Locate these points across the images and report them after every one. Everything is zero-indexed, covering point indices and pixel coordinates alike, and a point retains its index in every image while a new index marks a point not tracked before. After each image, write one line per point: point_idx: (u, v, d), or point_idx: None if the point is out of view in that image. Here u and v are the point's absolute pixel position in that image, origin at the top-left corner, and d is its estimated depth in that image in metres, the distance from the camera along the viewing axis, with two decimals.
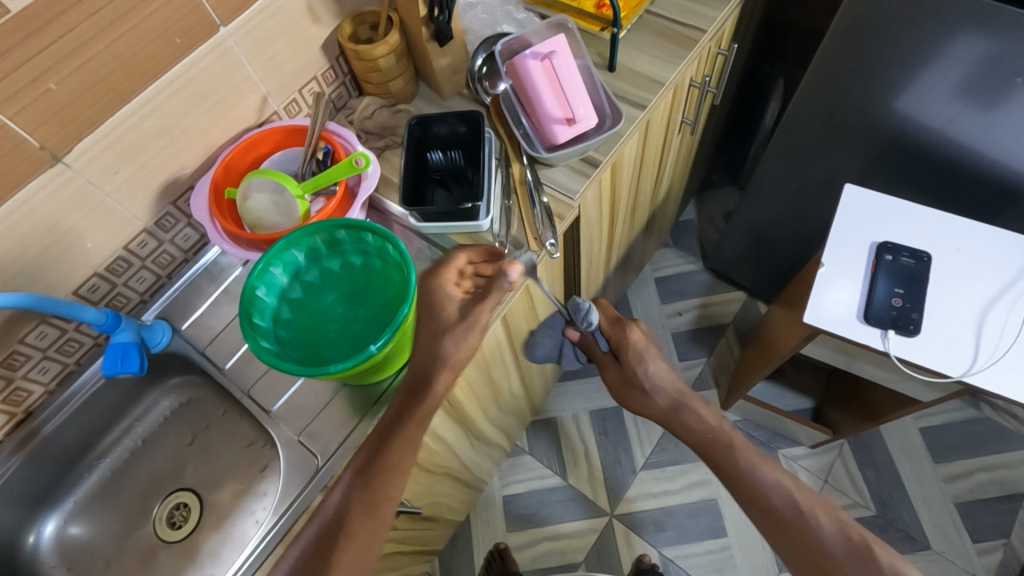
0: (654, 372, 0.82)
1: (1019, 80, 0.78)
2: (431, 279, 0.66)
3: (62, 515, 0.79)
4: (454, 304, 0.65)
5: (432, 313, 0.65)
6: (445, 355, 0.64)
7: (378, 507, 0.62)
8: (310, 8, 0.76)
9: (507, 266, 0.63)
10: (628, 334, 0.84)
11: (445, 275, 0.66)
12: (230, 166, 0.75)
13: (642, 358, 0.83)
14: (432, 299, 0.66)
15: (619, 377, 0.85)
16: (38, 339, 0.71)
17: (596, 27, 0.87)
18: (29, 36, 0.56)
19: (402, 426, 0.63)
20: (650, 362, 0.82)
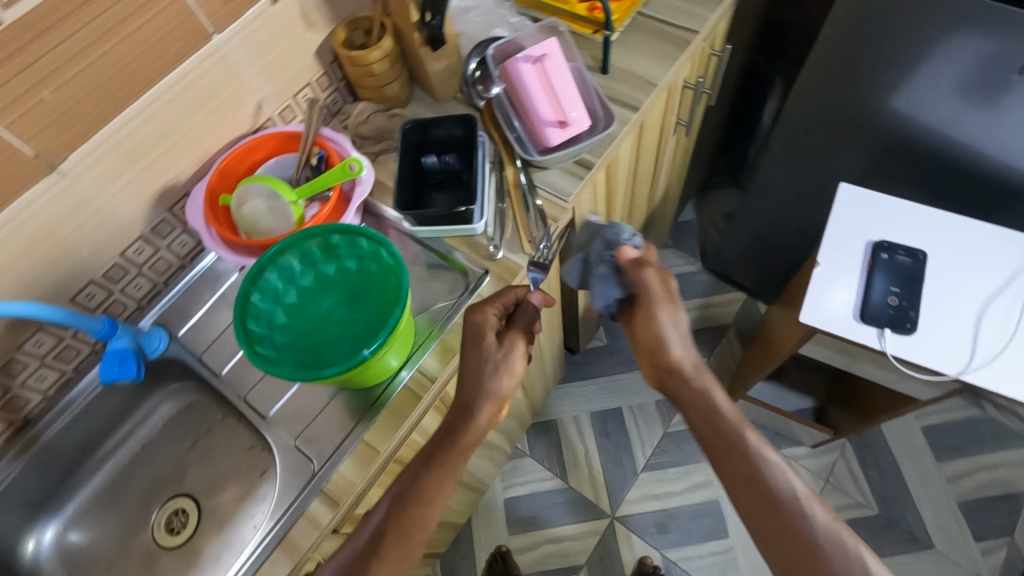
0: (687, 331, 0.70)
1: (1015, 77, 0.78)
2: (472, 313, 0.67)
3: (62, 521, 0.80)
4: (493, 337, 0.67)
5: (476, 347, 0.66)
6: (493, 388, 0.65)
7: (411, 533, 0.61)
8: (304, 13, 0.76)
9: (529, 295, 0.71)
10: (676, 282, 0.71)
11: (485, 307, 0.67)
12: (226, 172, 0.76)
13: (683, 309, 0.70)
14: (474, 332, 0.67)
15: (667, 318, 0.69)
16: (36, 346, 0.72)
17: (589, 30, 0.88)
18: (25, 45, 0.56)
19: (442, 454, 0.64)
20: (687, 312, 0.70)
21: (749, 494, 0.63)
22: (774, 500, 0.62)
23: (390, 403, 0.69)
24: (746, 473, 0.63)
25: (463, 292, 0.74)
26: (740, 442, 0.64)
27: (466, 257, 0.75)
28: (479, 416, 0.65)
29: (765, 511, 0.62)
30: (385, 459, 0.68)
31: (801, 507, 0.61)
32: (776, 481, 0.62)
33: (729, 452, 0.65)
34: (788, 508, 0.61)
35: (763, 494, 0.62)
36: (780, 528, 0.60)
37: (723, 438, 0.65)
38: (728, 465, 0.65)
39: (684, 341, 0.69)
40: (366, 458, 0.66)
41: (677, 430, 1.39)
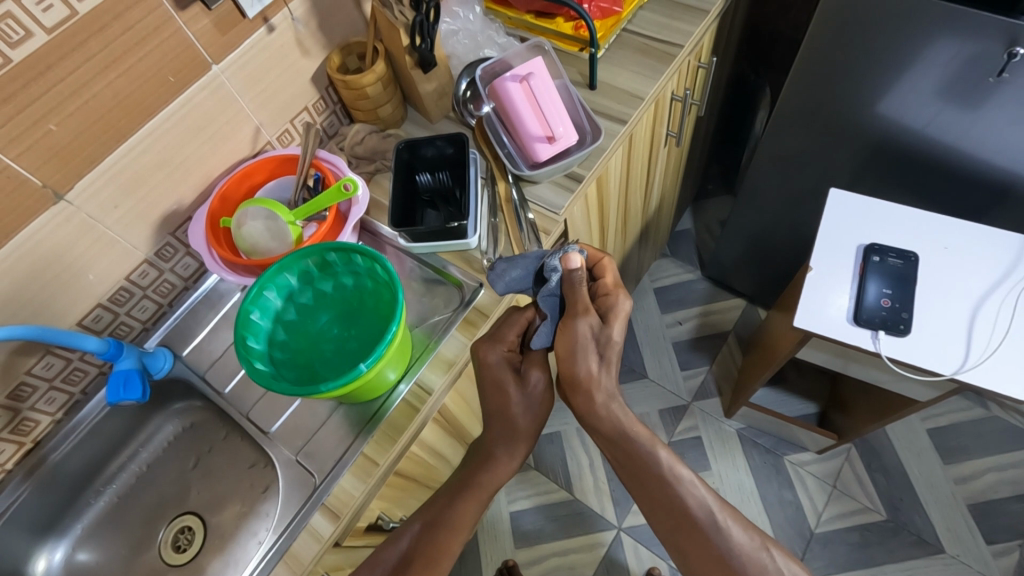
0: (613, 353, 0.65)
1: (993, 79, 0.80)
2: (489, 354, 0.66)
3: (71, 541, 0.81)
4: (516, 380, 0.68)
5: (502, 388, 0.68)
6: (523, 426, 0.69)
7: (440, 560, 0.65)
8: (299, 41, 0.79)
9: (537, 318, 0.70)
10: (621, 301, 0.66)
11: (499, 347, 0.67)
12: (226, 197, 0.78)
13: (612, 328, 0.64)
14: (494, 374, 0.67)
15: (588, 331, 0.63)
16: (45, 369, 0.74)
17: (575, 49, 0.91)
18: (30, 82, 0.59)
19: (469, 485, 0.68)
20: (617, 330, 0.64)
21: (666, 513, 0.67)
22: (690, 518, 0.66)
23: (388, 416, 0.70)
24: (662, 493, 0.67)
25: (459, 306, 0.76)
26: (654, 463, 0.66)
27: (461, 270, 0.77)
28: (516, 453, 0.69)
29: (684, 531, 0.66)
30: (383, 471, 0.69)
31: (716, 524, 0.66)
32: (690, 499, 0.66)
33: (643, 477, 0.67)
34: (705, 527, 0.65)
35: (681, 517, 0.66)
36: (699, 544, 0.65)
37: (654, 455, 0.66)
38: (642, 487, 0.68)
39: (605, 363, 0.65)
40: (365, 471, 0.67)
41: (681, 437, 1.39)
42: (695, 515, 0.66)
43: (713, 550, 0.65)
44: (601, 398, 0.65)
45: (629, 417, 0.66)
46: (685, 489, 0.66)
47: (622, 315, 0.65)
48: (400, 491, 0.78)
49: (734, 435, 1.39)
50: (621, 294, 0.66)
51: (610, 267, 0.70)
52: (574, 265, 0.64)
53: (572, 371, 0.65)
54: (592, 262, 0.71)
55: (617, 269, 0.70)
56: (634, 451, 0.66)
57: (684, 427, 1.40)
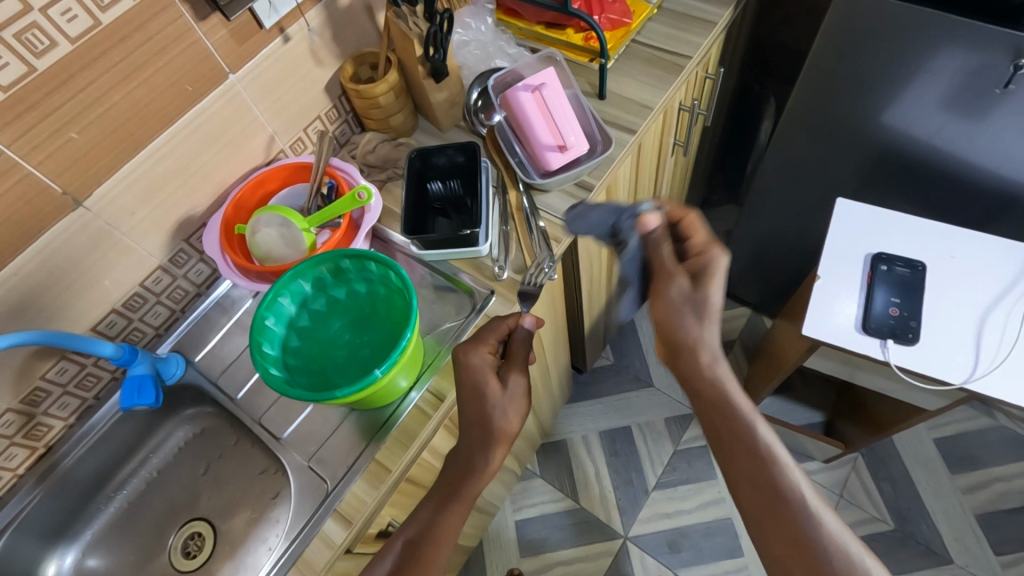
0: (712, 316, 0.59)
1: (999, 91, 0.81)
2: (469, 356, 0.67)
3: (80, 547, 0.81)
4: (494, 380, 0.66)
5: (479, 390, 0.66)
6: (501, 428, 0.65)
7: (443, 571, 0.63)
8: (313, 51, 0.80)
9: (523, 321, 0.71)
10: (716, 259, 0.61)
11: (480, 348, 0.67)
12: (240, 204, 0.79)
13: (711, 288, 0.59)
14: (475, 378, 0.66)
15: (680, 293, 0.60)
16: (58, 374, 0.74)
17: (585, 59, 0.92)
18: (55, 91, 0.60)
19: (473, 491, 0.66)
20: (714, 291, 0.59)
21: (753, 489, 0.55)
22: (780, 500, 0.54)
23: (400, 423, 0.70)
24: (753, 467, 0.55)
25: (470, 313, 0.76)
26: (750, 436, 0.56)
27: (472, 278, 0.78)
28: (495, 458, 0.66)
29: (771, 514, 0.54)
30: (396, 477, 0.69)
31: (812, 513, 0.53)
32: (785, 480, 0.54)
33: (735, 443, 0.57)
34: (797, 514, 0.53)
35: (769, 494, 0.54)
36: (785, 533, 0.53)
37: (733, 429, 0.57)
38: (730, 459, 0.57)
39: (699, 325, 0.59)
40: (377, 477, 0.67)
41: (687, 446, 1.39)
42: (788, 500, 0.54)
43: (803, 542, 0.52)
44: (708, 358, 0.59)
45: (734, 384, 0.59)
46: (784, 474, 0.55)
47: (717, 273, 0.60)
48: (410, 499, 0.78)
49: None
50: (715, 251, 0.61)
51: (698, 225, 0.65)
52: (651, 224, 0.65)
53: (674, 326, 0.60)
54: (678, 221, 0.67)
55: (704, 226, 0.65)
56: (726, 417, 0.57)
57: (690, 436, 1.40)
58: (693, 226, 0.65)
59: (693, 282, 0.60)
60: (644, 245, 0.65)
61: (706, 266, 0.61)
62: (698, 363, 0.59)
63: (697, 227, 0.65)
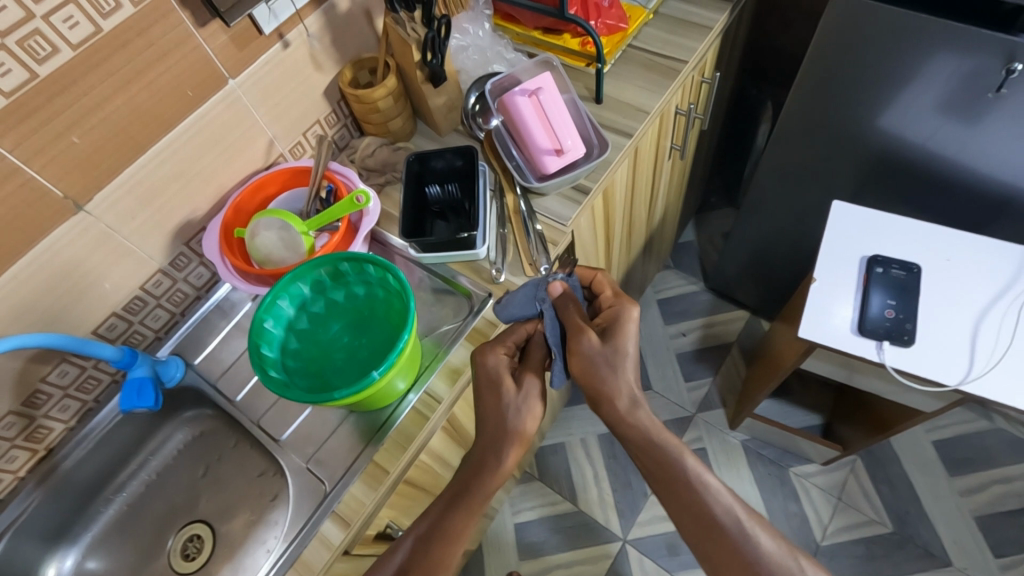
0: (626, 361, 0.66)
1: (992, 95, 0.81)
2: (485, 356, 0.68)
3: (80, 549, 0.81)
4: (511, 380, 0.67)
5: (495, 390, 0.67)
6: (516, 428, 0.66)
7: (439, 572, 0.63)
8: (313, 56, 0.81)
9: (540, 329, 0.72)
10: (626, 308, 0.70)
11: (497, 349, 0.68)
12: (239, 208, 0.80)
13: (621, 338, 0.67)
14: (490, 377, 0.68)
15: (593, 348, 0.67)
16: (59, 376, 0.74)
17: (582, 64, 0.93)
18: (56, 97, 0.61)
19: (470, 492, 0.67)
20: (626, 340, 0.67)
21: (694, 521, 0.63)
22: (716, 525, 0.62)
23: (398, 425, 0.70)
24: (690, 498, 0.64)
25: (467, 315, 0.77)
26: (681, 470, 0.64)
27: (469, 280, 0.78)
28: (507, 459, 0.66)
29: (712, 538, 0.62)
30: (394, 479, 0.70)
31: (746, 533, 0.62)
32: (717, 505, 0.63)
33: (669, 481, 0.65)
34: (733, 534, 0.62)
35: (705, 521, 0.63)
36: (726, 550, 0.61)
37: (662, 466, 0.65)
38: (669, 495, 0.65)
39: (618, 371, 0.66)
40: (376, 478, 0.68)
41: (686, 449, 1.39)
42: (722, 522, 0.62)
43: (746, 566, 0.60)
44: (626, 405, 0.66)
45: (657, 423, 0.66)
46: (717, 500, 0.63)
47: (630, 321, 0.69)
48: (408, 500, 0.78)
49: (739, 447, 1.38)
50: (625, 302, 0.71)
51: (606, 282, 0.75)
52: (559, 290, 0.71)
53: (593, 379, 0.67)
54: (588, 282, 0.77)
55: (612, 284, 0.75)
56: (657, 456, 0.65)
57: (689, 439, 1.40)
58: (602, 283, 0.75)
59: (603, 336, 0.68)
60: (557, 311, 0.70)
61: (616, 316, 0.69)
62: (618, 412, 0.67)
63: (607, 285, 0.75)
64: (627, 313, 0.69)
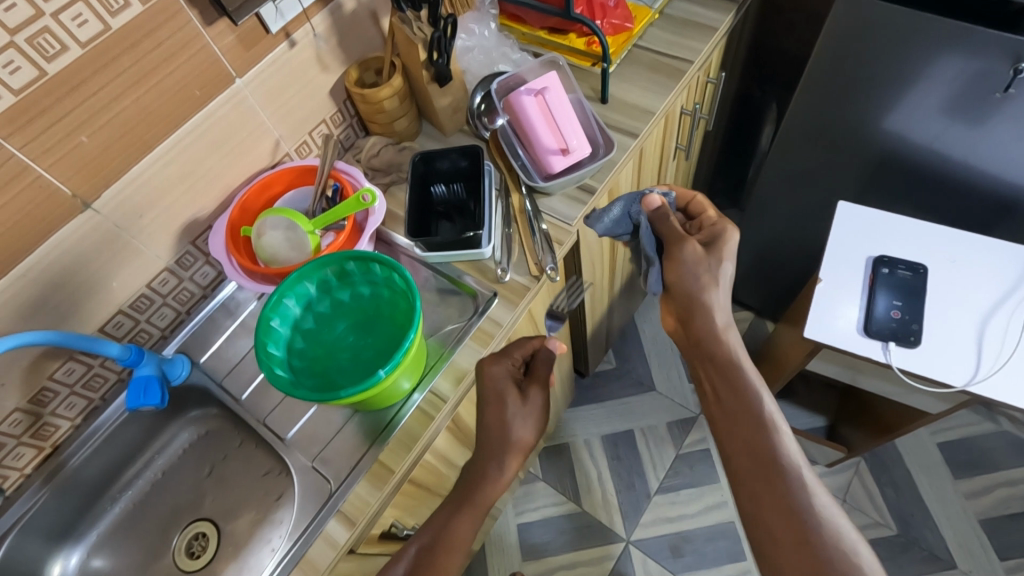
0: (724, 277, 0.69)
1: (999, 95, 0.81)
2: (494, 367, 0.71)
3: (85, 547, 0.81)
4: (514, 396, 0.72)
5: (500, 403, 0.71)
6: (518, 440, 0.72)
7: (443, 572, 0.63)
8: (319, 56, 0.81)
9: (546, 344, 0.76)
10: (727, 230, 0.72)
11: (503, 360, 0.72)
12: (245, 207, 0.80)
13: (721, 253, 0.70)
14: (497, 390, 0.72)
15: (692, 256, 0.69)
16: (66, 374, 0.75)
17: (587, 64, 0.92)
18: (65, 95, 0.61)
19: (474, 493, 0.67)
20: (726, 257, 0.69)
21: (749, 460, 0.61)
22: (775, 470, 0.59)
23: (403, 424, 0.70)
24: (754, 436, 0.62)
25: (472, 315, 0.77)
26: (756, 405, 0.63)
27: (475, 280, 0.78)
28: (506, 472, 0.72)
29: (765, 483, 0.59)
30: (399, 478, 0.70)
31: (805, 490, 0.58)
32: (782, 451, 0.60)
33: (740, 416, 0.63)
34: (789, 484, 0.58)
35: (766, 459, 0.60)
36: (779, 495, 0.58)
37: (739, 397, 0.64)
38: (734, 431, 0.64)
39: (714, 284, 0.68)
40: (381, 478, 0.68)
41: (689, 451, 1.39)
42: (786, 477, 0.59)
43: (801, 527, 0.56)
44: (723, 323, 0.68)
45: (744, 354, 0.67)
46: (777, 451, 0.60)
47: (728, 238, 0.72)
48: (412, 500, 0.78)
49: None
50: (726, 224, 0.73)
51: (703, 205, 0.78)
52: (655, 204, 0.75)
53: (687, 291, 0.69)
54: (684, 204, 0.80)
55: (712, 203, 0.77)
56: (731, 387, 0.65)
57: (693, 440, 1.40)
58: (702, 204, 0.77)
59: (703, 249, 0.70)
60: (656, 222, 0.74)
61: (716, 236, 0.72)
62: (714, 328, 0.68)
63: (707, 205, 0.77)
64: (727, 232, 0.72)
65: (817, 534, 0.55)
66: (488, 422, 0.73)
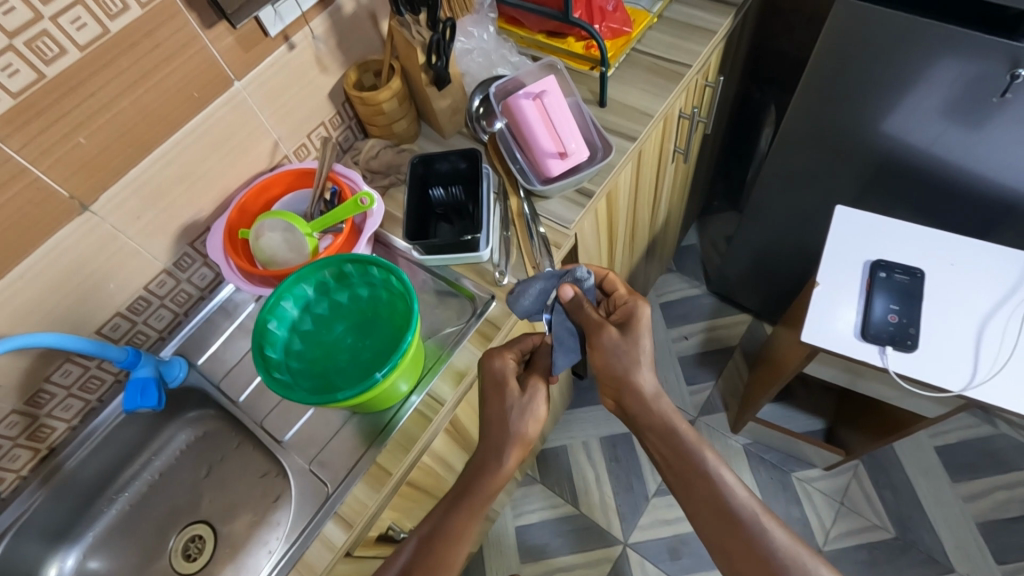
0: (645, 356, 0.67)
1: (996, 100, 0.81)
2: (493, 359, 0.68)
3: (82, 549, 0.81)
4: (517, 383, 0.68)
5: (499, 393, 0.68)
6: (518, 432, 0.67)
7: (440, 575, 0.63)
8: (318, 59, 0.81)
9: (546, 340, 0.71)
10: (639, 306, 0.69)
11: (504, 352, 0.68)
12: (244, 209, 0.80)
13: (640, 331, 0.67)
14: (496, 379, 0.68)
15: (612, 341, 0.67)
16: (63, 376, 0.75)
17: (586, 67, 0.93)
18: (63, 98, 0.61)
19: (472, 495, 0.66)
20: (643, 336, 0.67)
21: (710, 514, 0.66)
22: (730, 517, 0.64)
23: (400, 426, 0.70)
24: (705, 489, 0.66)
25: (470, 317, 0.77)
26: (699, 462, 0.66)
27: (473, 282, 0.78)
28: (509, 459, 0.67)
29: (726, 528, 0.64)
30: (396, 481, 0.70)
31: (759, 525, 0.64)
32: (731, 497, 0.65)
33: (688, 472, 0.67)
34: (748, 526, 0.63)
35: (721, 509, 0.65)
36: (741, 542, 0.63)
37: (681, 458, 0.67)
38: (686, 485, 0.67)
39: (639, 366, 0.66)
40: (378, 480, 0.68)
41: None
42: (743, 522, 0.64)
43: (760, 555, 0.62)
44: (653, 392, 0.67)
45: (678, 415, 0.68)
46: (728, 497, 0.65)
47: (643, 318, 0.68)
48: (410, 502, 0.78)
49: (741, 450, 1.38)
50: (638, 300, 0.69)
51: (618, 281, 0.74)
52: (570, 294, 0.68)
53: (617, 373, 0.67)
54: (600, 280, 0.75)
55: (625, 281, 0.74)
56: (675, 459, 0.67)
57: None
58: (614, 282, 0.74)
59: (621, 331, 0.67)
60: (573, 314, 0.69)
61: (630, 313, 0.69)
62: (646, 400, 0.67)
63: (619, 283, 0.73)
64: (639, 308, 0.68)
65: (775, 560, 0.62)
66: (489, 416, 0.69)
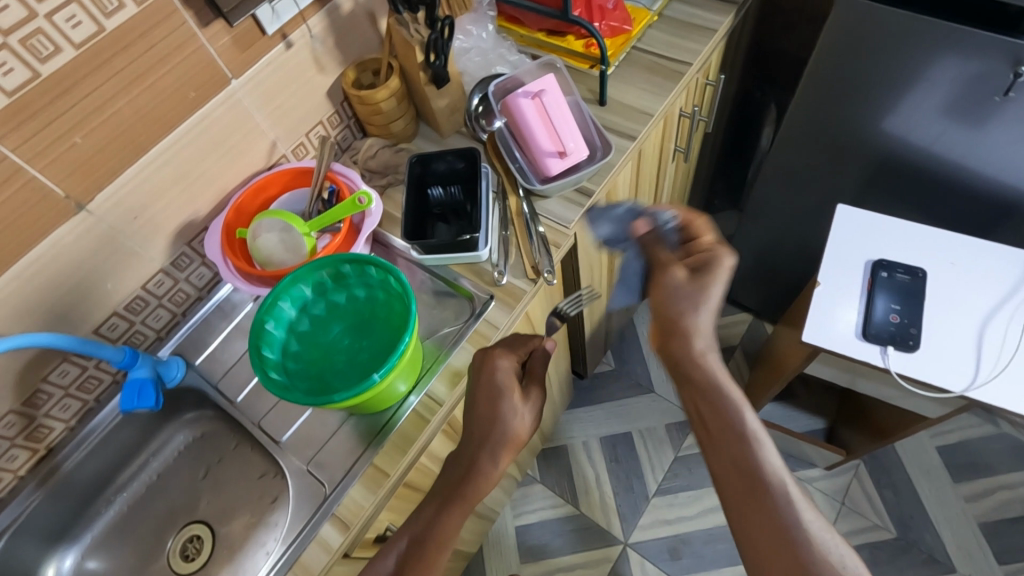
0: (708, 306, 0.61)
1: (998, 98, 0.81)
2: (495, 361, 0.67)
3: (80, 550, 0.81)
4: (519, 390, 0.67)
5: (495, 397, 0.66)
6: (506, 438, 0.66)
7: None
8: (316, 58, 0.81)
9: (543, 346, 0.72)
10: (720, 257, 0.63)
11: (506, 355, 0.68)
12: (241, 209, 0.80)
13: (710, 283, 0.62)
14: (493, 382, 0.67)
15: (677, 282, 0.62)
16: (60, 376, 0.74)
17: (586, 65, 0.92)
18: (58, 97, 0.61)
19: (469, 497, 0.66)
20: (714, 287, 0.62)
21: (737, 480, 0.56)
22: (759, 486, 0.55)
23: (399, 427, 0.70)
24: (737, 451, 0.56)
25: (469, 317, 0.77)
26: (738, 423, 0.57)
27: (471, 282, 0.78)
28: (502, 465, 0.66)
29: (749, 499, 0.55)
30: (394, 482, 0.69)
31: (791, 503, 0.54)
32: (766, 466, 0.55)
33: (721, 431, 0.58)
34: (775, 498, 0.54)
35: (751, 477, 0.55)
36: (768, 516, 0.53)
37: (716, 414, 0.58)
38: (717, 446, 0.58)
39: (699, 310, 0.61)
40: (375, 481, 0.68)
41: (688, 453, 1.38)
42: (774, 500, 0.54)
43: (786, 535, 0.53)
44: (701, 346, 0.61)
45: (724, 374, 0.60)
46: (760, 467, 0.55)
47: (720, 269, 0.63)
48: (408, 503, 0.78)
49: None
50: (720, 250, 0.64)
51: (705, 227, 0.67)
52: (644, 229, 0.70)
53: (673, 313, 0.62)
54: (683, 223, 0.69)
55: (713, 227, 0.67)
56: (709, 414, 0.59)
57: (691, 443, 1.40)
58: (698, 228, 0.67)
59: (691, 274, 0.63)
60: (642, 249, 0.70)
61: (706, 262, 0.63)
62: (691, 350, 0.61)
63: (704, 229, 0.67)
64: (718, 258, 0.63)
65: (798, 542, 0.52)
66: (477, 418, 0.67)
